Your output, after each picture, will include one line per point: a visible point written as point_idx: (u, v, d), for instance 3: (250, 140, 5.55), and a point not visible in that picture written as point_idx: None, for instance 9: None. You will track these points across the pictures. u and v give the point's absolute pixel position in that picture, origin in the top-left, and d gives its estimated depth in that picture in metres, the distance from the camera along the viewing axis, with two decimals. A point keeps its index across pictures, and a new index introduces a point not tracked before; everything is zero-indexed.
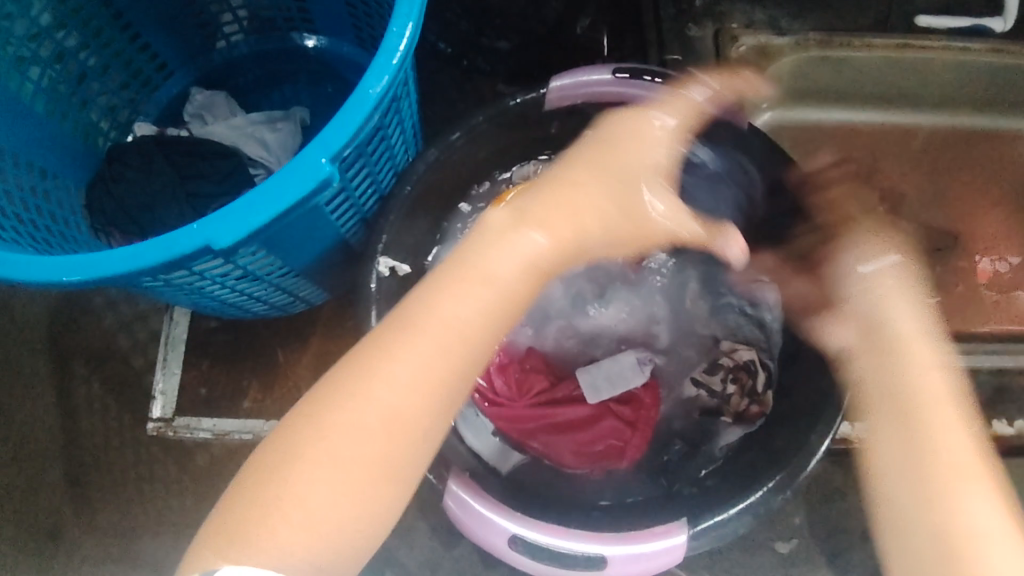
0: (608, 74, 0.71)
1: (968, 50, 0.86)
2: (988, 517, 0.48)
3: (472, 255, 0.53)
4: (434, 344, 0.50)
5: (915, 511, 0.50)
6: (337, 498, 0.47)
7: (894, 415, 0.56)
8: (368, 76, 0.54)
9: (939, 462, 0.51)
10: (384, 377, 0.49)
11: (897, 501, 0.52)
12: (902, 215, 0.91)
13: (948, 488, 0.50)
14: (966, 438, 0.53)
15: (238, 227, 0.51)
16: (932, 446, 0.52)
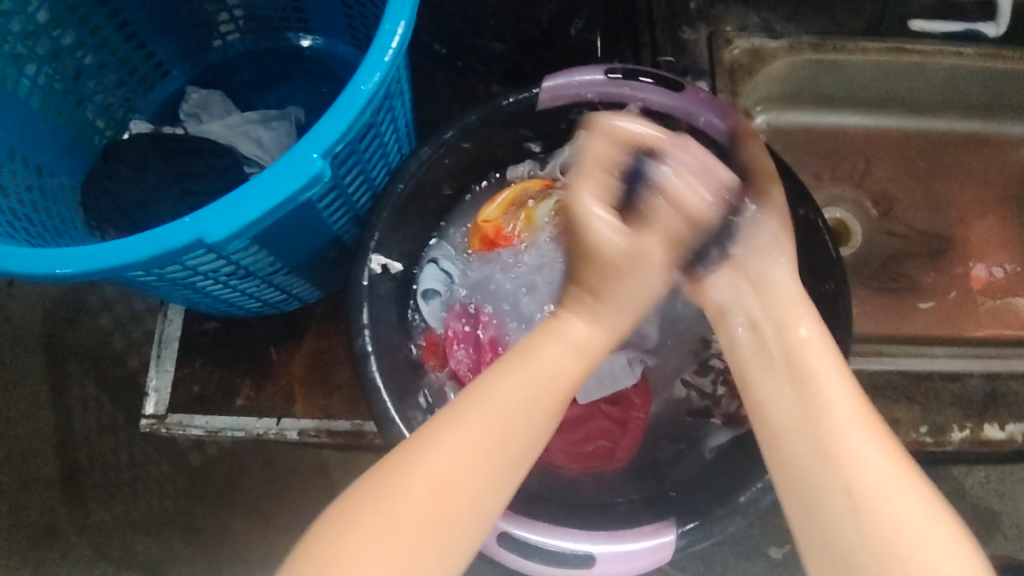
0: (601, 75, 0.71)
1: (961, 54, 0.86)
2: (878, 466, 0.46)
3: (525, 350, 0.53)
4: (482, 412, 0.48)
5: (807, 477, 0.48)
6: (382, 561, 0.43)
7: (774, 368, 0.53)
8: (360, 72, 0.54)
9: (814, 423, 0.49)
10: (442, 435, 0.47)
11: (786, 472, 0.50)
12: (894, 219, 0.92)
13: (828, 449, 0.48)
14: (845, 397, 0.50)
15: (230, 221, 0.52)
16: (812, 407, 0.50)
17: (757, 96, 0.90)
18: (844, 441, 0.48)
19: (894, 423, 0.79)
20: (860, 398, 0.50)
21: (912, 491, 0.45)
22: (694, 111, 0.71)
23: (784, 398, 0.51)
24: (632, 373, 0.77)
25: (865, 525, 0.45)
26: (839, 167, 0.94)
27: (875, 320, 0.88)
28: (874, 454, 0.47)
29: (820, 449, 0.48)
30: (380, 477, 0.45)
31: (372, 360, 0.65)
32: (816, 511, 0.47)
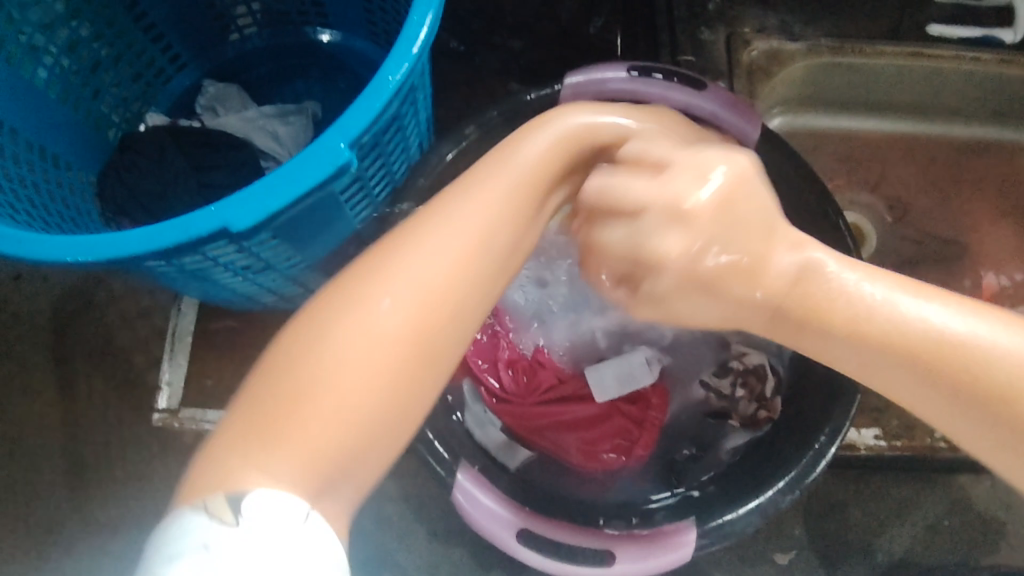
0: (622, 72, 0.70)
1: (978, 60, 0.86)
2: (975, 330, 0.45)
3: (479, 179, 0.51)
4: (440, 244, 0.48)
5: (907, 372, 0.46)
6: (354, 404, 0.44)
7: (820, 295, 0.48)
8: (388, 62, 0.54)
9: (887, 326, 0.46)
10: (409, 264, 0.47)
11: (900, 382, 0.47)
12: (909, 224, 0.92)
13: (918, 340, 0.45)
14: (881, 283, 0.48)
15: (255, 210, 0.51)
16: (862, 313, 0.47)
17: (775, 98, 0.90)
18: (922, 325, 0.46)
19: None
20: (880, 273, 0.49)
21: (1011, 329, 0.45)
22: (715, 110, 0.70)
23: (829, 324, 0.48)
24: (652, 372, 0.75)
25: (981, 380, 0.44)
26: (854, 171, 0.93)
27: None
28: (939, 316, 0.46)
29: (916, 342, 0.45)
30: (337, 314, 0.46)
31: None
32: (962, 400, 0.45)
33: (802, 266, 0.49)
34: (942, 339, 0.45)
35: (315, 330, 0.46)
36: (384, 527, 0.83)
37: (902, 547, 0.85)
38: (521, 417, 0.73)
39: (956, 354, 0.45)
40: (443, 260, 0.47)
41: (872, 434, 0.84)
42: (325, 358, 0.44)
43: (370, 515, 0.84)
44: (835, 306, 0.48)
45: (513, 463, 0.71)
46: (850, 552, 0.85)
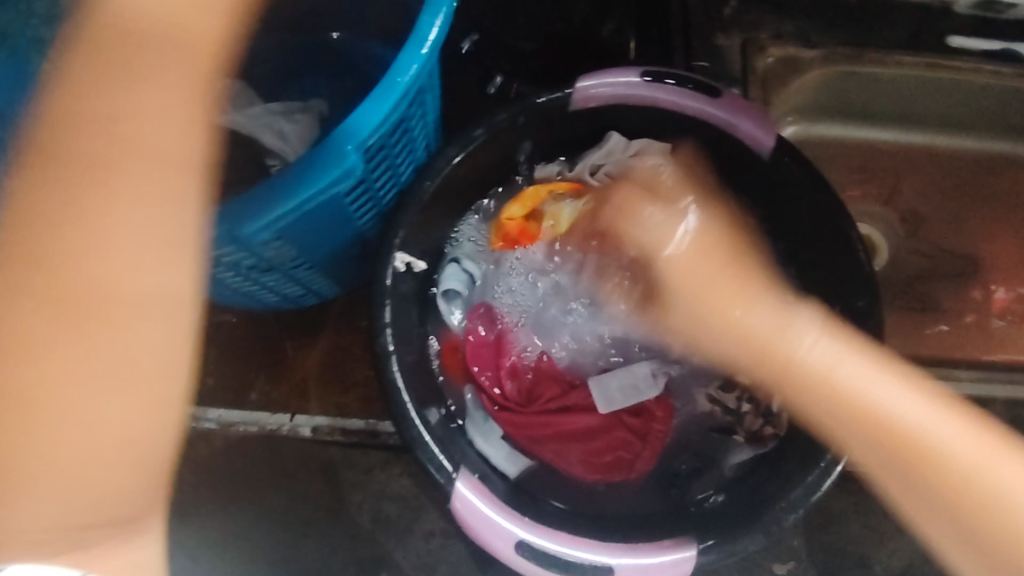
0: (635, 77, 0.69)
1: (999, 74, 0.84)
2: (964, 453, 0.57)
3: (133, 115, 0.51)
4: (111, 222, 0.50)
5: (893, 460, 0.60)
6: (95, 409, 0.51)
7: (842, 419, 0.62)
8: (399, 63, 0.53)
9: (869, 410, 0.60)
10: (101, 231, 0.50)
11: (857, 443, 0.61)
12: (922, 238, 0.90)
13: (938, 456, 0.57)
14: (888, 383, 0.61)
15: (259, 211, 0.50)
16: (846, 390, 0.62)
17: (789, 107, 0.88)
18: (920, 424, 0.59)
19: None
20: (864, 351, 0.63)
21: (971, 435, 0.59)
22: (730, 119, 0.69)
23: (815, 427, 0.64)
24: (657, 385, 0.74)
25: (981, 499, 0.56)
26: (868, 183, 0.92)
27: (899, 341, 0.86)
28: (943, 427, 0.59)
29: (942, 467, 0.57)
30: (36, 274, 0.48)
31: (393, 359, 0.63)
32: (916, 482, 0.59)
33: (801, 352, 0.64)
34: (929, 447, 0.58)
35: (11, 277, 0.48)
36: (380, 529, 0.82)
37: (902, 563, 0.84)
38: (520, 427, 0.72)
39: (955, 468, 0.57)
40: (128, 235, 0.51)
41: None
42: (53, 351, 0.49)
43: (366, 517, 0.83)
44: (869, 428, 0.60)
45: (514, 471, 0.70)
46: (848, 568, 0.84)
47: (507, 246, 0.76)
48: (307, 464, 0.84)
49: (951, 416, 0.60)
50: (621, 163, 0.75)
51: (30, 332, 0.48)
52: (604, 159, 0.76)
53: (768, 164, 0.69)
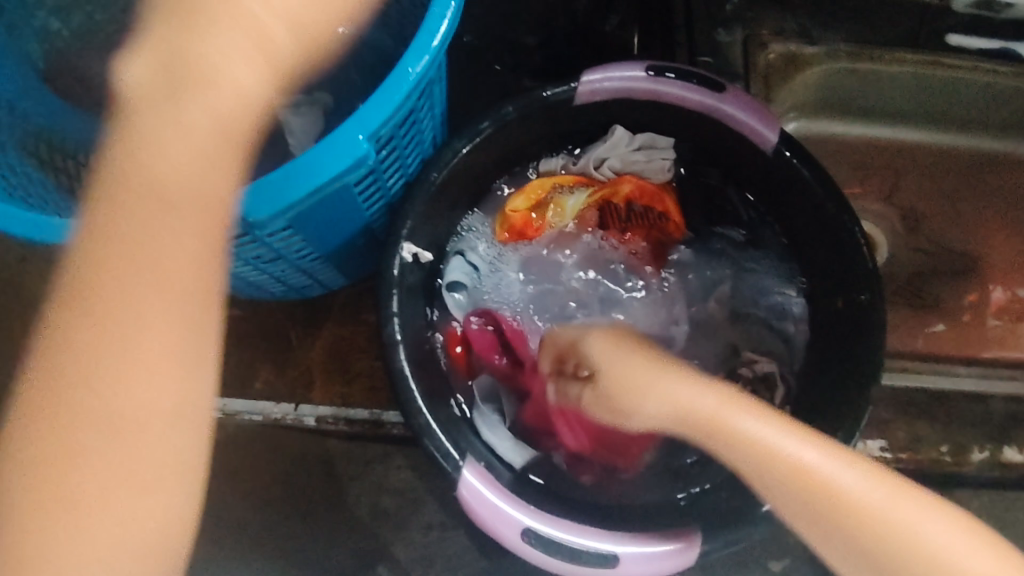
0: (640, 71, 0.69)
1: (996, 72, 0.85)
2: (846, 484, 0.51)
3: (133, 149, 0.45)
4: (146, 304, 0.45)
5: (811, 512, 0.52)
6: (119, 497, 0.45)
7: (754, 467, 0.54)
8: (409, 54, 0.53)
9: (837, 495, 0.51)
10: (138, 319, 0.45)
11: (787, 500, 0.53)
12: (921, 235, 0.91)
13: (791, 472, 0.53)
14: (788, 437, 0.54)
15: (269, 200, 0.51)
16: (727, 430, 0.56)
17: (790, 103, 0.89)
18: (844, 483, 0.51)
19: (916, 441, 0.82)
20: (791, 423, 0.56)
21: (981, 551, 0.49)
22: (732, 113, 0.69)
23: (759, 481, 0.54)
24: None
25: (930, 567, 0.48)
26: (868, 179, 0.93)
27: (898, 336, 0.87)
28: (870, 488, 0.51)
29: (822, 494, 0.51)
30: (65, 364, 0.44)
31: (400, 349, 0.63)
32: (821, 528, 0.51)
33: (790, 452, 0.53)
34: (869, 501, 0.50)
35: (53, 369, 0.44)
36: (379, 521, 0.83)
37: None
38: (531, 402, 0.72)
39: (882, 515, 0.50)
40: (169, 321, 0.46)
41: (879, 446, 0.82)
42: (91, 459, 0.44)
43: (367, 509, 0.83)
44: (769, 469, 0.54)
45: (520, 461, 0.70)
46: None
47: (512, 237, 0.77)
48: (310, 453, 0.84)
49: (889, 481, 0.52)
50: (624, 159, 0.76)
51: (98, 419, 0.44)
52: (606, 154, 0.76)
53: (770, 159, 0.70)
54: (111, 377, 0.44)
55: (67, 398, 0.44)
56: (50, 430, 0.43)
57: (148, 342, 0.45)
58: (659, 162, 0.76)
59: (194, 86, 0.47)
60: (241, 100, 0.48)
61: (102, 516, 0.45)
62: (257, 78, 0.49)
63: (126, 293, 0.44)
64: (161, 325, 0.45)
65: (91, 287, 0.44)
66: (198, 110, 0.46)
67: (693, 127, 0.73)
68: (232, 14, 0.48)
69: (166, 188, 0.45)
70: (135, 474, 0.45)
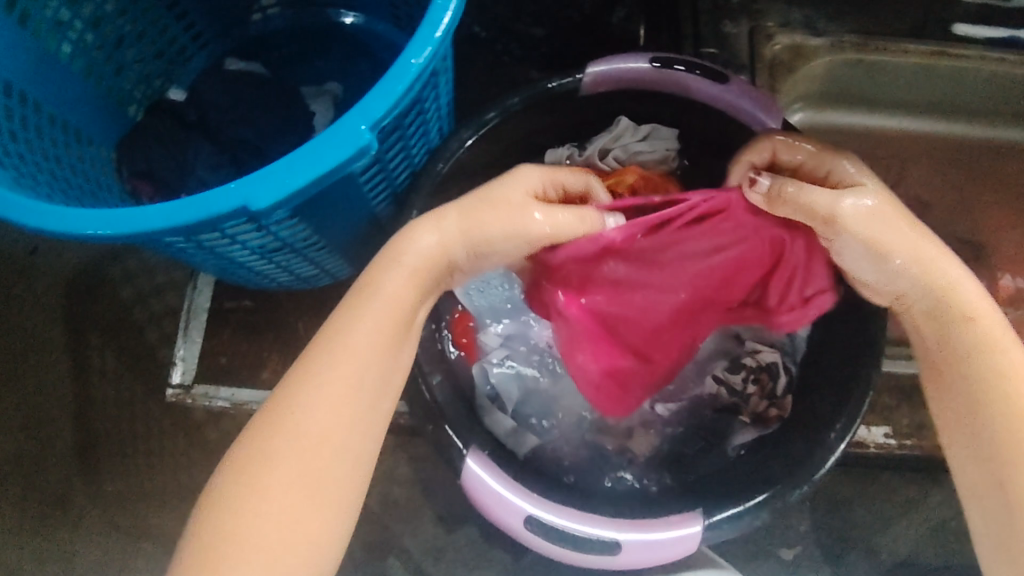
0: (644, 63, 0.70)
1: (1004, 61, 0.86)
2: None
3: (391, 259, 0.53)
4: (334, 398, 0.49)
5: (993, 431, 0.52)
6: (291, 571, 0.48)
7: (964, 394, 0.53)
8: (412, 46, 0.54)
9: (1015, 397, 0.51)
10: (307, 400, 0.49)
11: (983, 436, 0.52)
12: (927, 224, 0.91)
13: (1001, 381, 0.52)
14: (996, 355, 0.53)
15: (275, 189, 0.51)
16: (959, 317, 0.54)
17: (797, 93, 0.89)
18: None
19: (920, 427, 0.81)
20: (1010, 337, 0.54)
21: None
22: (736, 104, 0.69)
23: (954, 380, 0.54)
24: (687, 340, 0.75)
25: None
26: (874, 169, 0.93)
27: None
28: None
29: (1020, 424, 0.51)
30: (267, 438, 0.49)
31: None
32: (988, 461, 0.52)
33: (980, 338, 0.53)
34: None
35: (257, 445, 0.49)
36: (388, 511, 0.84)
37: (906, 547, 0.84)
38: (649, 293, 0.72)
39: None
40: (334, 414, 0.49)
41: (883, 432, 0.82)
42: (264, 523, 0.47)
43: (376, 498, 0.84)
44: (982, 366, 0.53)
45: (521, 449, 0.72)
46: (852, 551, 0.85)
47: None
48: None
49: None
50: (628, 149, 0.76)
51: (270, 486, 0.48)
52: (609, 143, 0.76)
53: None
54: (284, 472, 0.48)
55: (259, 453, 0.48)
56: (243, 488, 0.48)
57: (330, 439, 0.49)
58: (664, 152, 0.76)
59: (390, 253, 0.53)
60: (431, 266, 0.53)
61: (245, 552, 0.47)
62: (459, 251, 0.54)
63: (320, 410, 0.49)
64: (328, 417, 0.49)
65: (296, 385, 0.50)
66: (394, 288, 0.52)
67: (698, 118, 0.73)
68: (500, 203, 0.54)
69: (374, 296, 0.52)
70: (298, 547, 0.48)
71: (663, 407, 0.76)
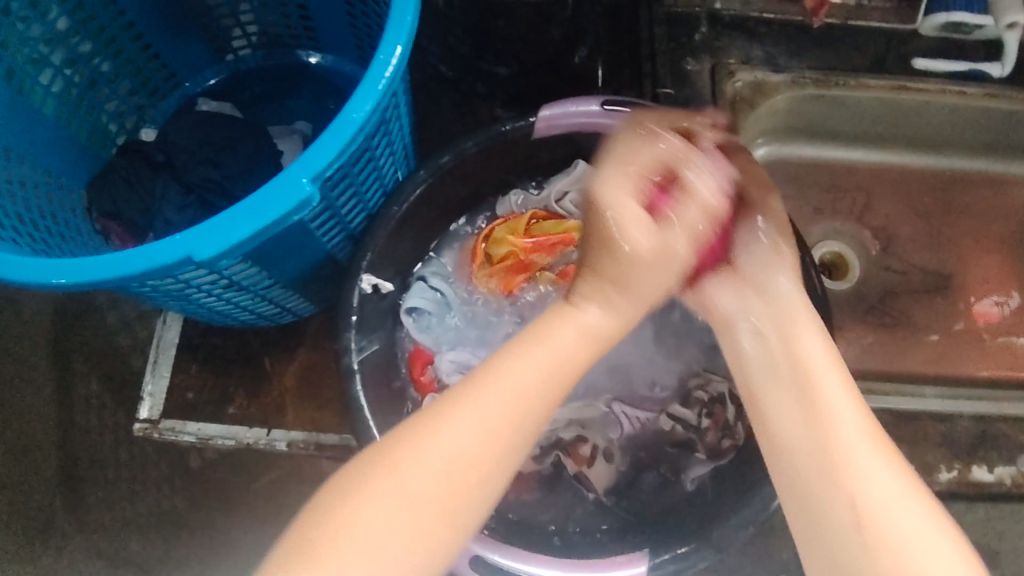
0: (595, 107, 0.71)
1: (964, 93, 0.86)
2: (791, 377, 0.53)
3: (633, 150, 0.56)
4: (555, 356, 0.51)
5: (791, 380, 0.53)
6: (394, 518, 0.45)
7: (785, 385, 0.53)
8: (354, 100, 0.55)
9: (812, 372, 0.53)
10: (515, 360, 0.51)
11: (760, 371, 0.55)
12: (891, 255, 0.92)
13: (833, 406, 0.51)
14: (842, 386, 0.52)
15: (217, 240, 0.53)
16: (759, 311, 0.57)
17: (760, 126, 0.90)
18: (809, 352, 0.54)
19: None
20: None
21: (895, 468, 0.49)
22: None
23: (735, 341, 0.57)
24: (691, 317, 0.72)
25: (842, 449, 0.49)
26: (840, 201, 0.95)
27: (871, 354, 0.88)
28: (852, 402, 0.52)
29: (816, 392, 0.52)
30: (526, 339, 0.52)
31: (358, 379, 0.65)
32: (798, 393, 0.52)
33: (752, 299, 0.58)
34: (833, 395, 0.52)
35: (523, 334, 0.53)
36: None
37: None
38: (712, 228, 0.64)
39: (826, 408, 0.51)
40: (544, 359, 0.51)
41: None
42: (453, 428, 0.47)
43: None
44: (779, 342, 0.55)
45: None
46: None
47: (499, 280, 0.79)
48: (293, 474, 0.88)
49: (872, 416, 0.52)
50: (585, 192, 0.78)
51: (509, 382, 0.49)
52: (568, 186, 0.78)
53: None
54: (462, 432, 0.47)
55: (490, 366, 0.51)
56: (467, 399, 0.49)
57: (569, 364, 0.52)
58: None
59: (558, 318, 0.53)
60: (591, 340, 0.53)
61: (421, 468, 0.46)
62: (613, 326, 0.54)
63: (531, 363, 0.51)
64: (540, 364, 0.51)
65: (516, 342, 0.52)
66: (572, 334, 0.52)
67: None
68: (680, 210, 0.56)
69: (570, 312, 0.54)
70: (410, 556, 0.45)
71: (621, 407, 0.77)
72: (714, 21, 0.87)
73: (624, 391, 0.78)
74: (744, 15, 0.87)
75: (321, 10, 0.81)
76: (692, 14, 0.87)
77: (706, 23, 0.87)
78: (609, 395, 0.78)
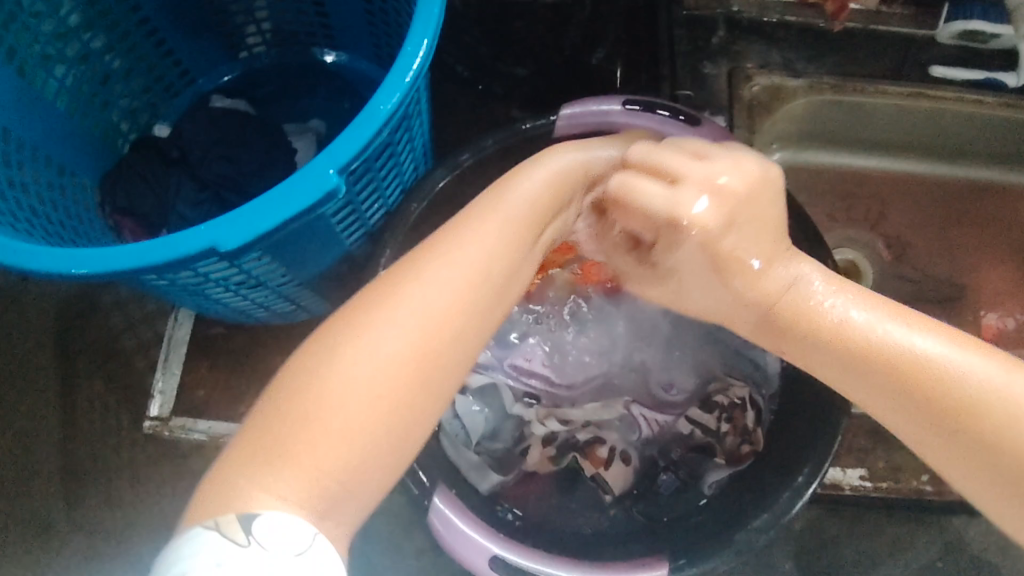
0: (617, 106, 0.71)
1: (981, 103, 0.85)
2: (829, 351, 0.51)
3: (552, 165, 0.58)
4: (457, 272, 0.50)
5: (837, 353, 0.51)
6: (361, 431, 0.45)
7: (846, 365, 0.51)
8: (381, 92, 0.54)
9: (852, 333, 0.50)
10: (419, 278, 0.49)
11: (820, 353, 0.52)
12: (906, 263, 0.92)
13: (882, 344, 0.49)
14: (871, 308, 0.51)
15: (242, 231, 0.52)
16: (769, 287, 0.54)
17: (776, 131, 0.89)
18: (836, 310, 0.51)
19: (895, 470, 0.82)
20: (882, 305, 0.51)
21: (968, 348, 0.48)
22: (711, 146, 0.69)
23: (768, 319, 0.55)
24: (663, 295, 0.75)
25: (948, 385, 0.47)
26: (854, 208, 0.94)
27: None
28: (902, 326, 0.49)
29: (861, 346, 0.50)
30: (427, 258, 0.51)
31: None
32: (853, 368, 0.50)
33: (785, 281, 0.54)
34: (881, 338, 0.49)
35: (414, 257, 0.51)
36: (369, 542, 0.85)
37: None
38: None
39: (877, 347, 0.49)
40: (456, 273, 0.50)
41: (858, 475, 0.82)
42: (370, 344, 0.46)
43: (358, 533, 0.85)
44: (798, 307, 0.53)
45: (483, 485, 0.71)
46: None
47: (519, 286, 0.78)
48: None
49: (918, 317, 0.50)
50: None
51: (406, 305, 0.48)
52: None
53: None
54: (381, 342, 0.47)
55: (397, 287, 0.49)
56: (380, 318, 0.47)
57: (485, 268, 0.51)
58: None
59: (455, 238, 0.51)
60: (499, 261, 0.52)
61: (355, 380, 0.45)
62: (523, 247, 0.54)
63: (439, 286, 0.49)
64: (453, 280, 0.50)
65: (415, 261, 0.51)
66: (471, 253, 0.51)
67: None
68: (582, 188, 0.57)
69: (482, 230, 0.52)
70: (364, 460, 0.45)
71: (640, 410, 0.76)
72: (732, 25, 0.86)
73: (641, 393, 0.78)
74: (762, 20, 0.87)
75: (338, 8, 0.81)
76: (710, 18, 0.86)
77: (723, 27, 0.86)
78: (626, 396, 0.77)
